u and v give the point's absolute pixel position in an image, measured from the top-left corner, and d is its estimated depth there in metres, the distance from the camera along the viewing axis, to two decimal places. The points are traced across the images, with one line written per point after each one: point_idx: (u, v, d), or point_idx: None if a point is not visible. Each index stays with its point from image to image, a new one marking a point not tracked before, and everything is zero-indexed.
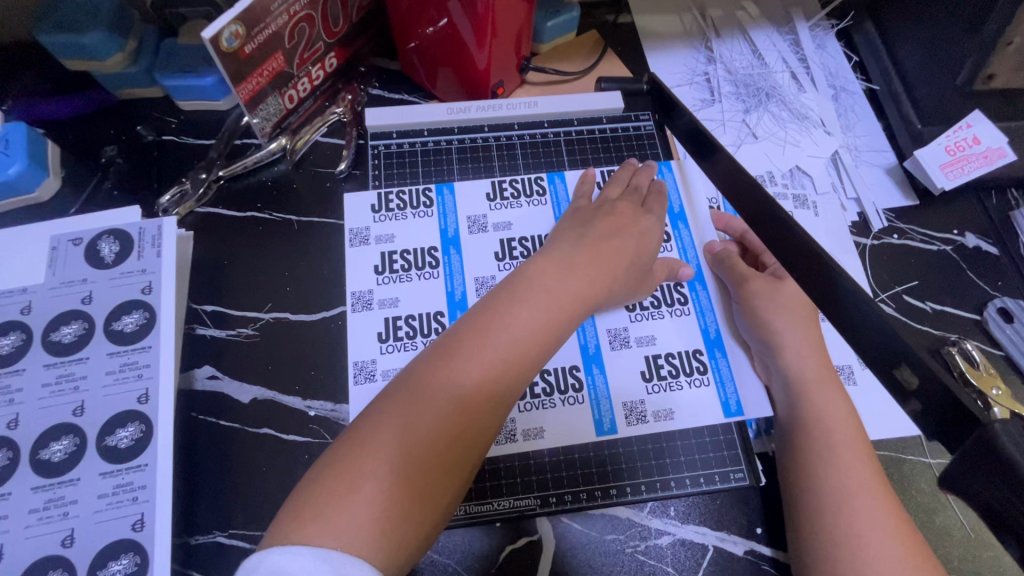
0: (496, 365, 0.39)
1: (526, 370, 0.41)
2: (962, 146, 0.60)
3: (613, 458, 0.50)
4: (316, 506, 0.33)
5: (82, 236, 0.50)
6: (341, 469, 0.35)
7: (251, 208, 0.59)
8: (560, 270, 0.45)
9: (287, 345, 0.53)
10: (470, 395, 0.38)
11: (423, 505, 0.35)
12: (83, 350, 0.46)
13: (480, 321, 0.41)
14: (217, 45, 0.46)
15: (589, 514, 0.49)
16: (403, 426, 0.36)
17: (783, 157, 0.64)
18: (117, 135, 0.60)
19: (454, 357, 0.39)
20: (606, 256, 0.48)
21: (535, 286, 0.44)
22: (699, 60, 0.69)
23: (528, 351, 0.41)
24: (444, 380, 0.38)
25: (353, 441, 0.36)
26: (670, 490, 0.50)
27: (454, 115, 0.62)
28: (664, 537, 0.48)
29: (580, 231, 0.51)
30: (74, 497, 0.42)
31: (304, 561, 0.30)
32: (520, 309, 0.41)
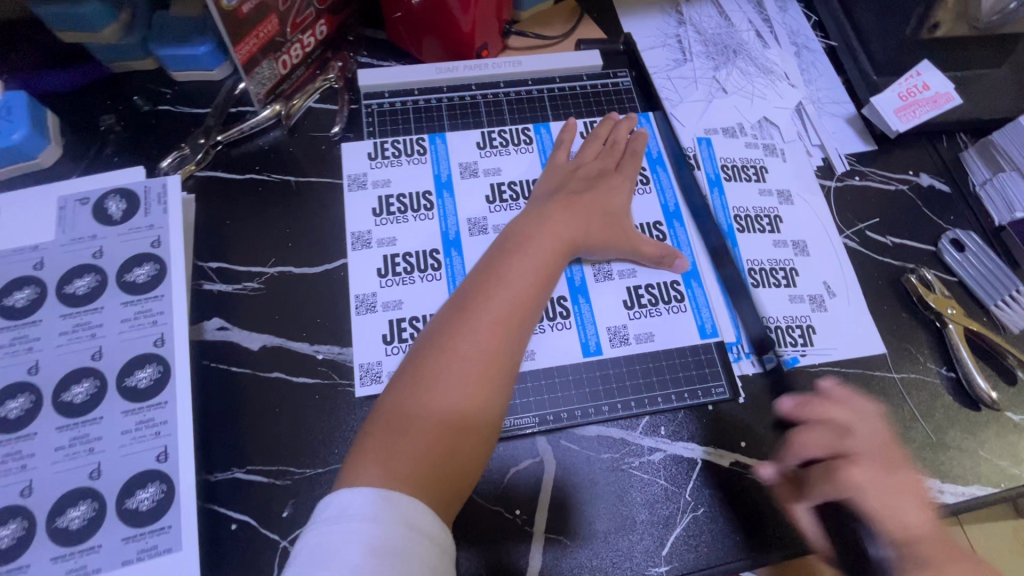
0: (506, 309, 0.45)
1: (527, 316, 0.46)
2: (914, 92, 0.65)
3: (600, 380, 0.54)
4: (374, 455, 0.38)
5: (89, 196, 0.52)
6: (384, 434, 0.39)
7: (249, 170, 0.61)
8: (544, 225, 0.52)
9: (293, 295, 0.56)
10: (491, 339, 0.43)
11: (463, 452, 0.40)
12: (97, 301, 0.48)
13: (484, 278, 0.47)
14: (217, 4, 0.49)
15: (580, 427, 0.53)
16: (438, 374, 0.41)
17: (752, 109, 0.68)
18: (114, 105, 0.62)
19: (467, 311, 0.44)
20: (577, 209, 0.54)
21: (522, 251, 0.49)
22: (670, 23, 0.73)
23: (529, 295, 0.46)
24: (457, 340, 0.43)
25: (390, 409, 0.40)
26: (656, 408, 0.54)
27: (443, 74, 0.65)
28: (652, 448, 0.52)
29: (548, 194, 0.56)
30: (99, 435, 0.44)
31: (367, 501, 0.34)
32: (515, 262, 0.48)
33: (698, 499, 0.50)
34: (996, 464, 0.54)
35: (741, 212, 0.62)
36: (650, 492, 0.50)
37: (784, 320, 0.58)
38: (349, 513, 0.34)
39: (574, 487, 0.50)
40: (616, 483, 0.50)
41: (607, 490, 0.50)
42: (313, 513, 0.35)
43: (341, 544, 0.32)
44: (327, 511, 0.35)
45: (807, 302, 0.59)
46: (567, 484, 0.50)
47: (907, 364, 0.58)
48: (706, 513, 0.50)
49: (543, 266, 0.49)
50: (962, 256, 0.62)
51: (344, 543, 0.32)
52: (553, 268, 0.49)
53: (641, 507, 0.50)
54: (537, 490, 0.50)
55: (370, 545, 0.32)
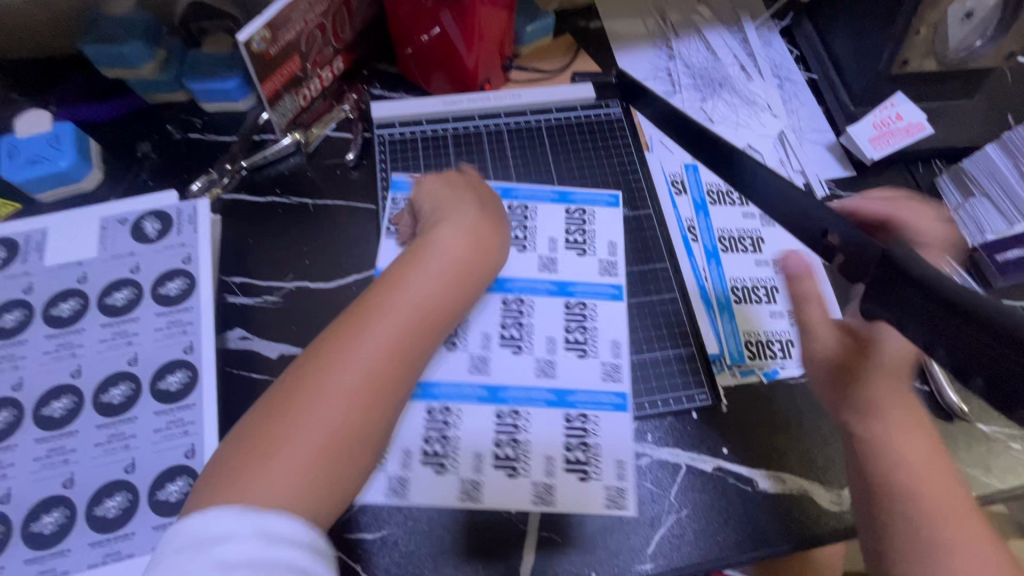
0: (379, 354, 0.43)
1: (400, 366, 0.44)
2: (888, 122, 0.70)
3: (578, 401, 0.57)
4: (237, 477, 0.38)
5: (127, 216, 0.58)
6: (236, 464, 0.39)
7: (271, 193, 0.67)
8: (425, 265, 0.49)
9: (309, 308, 0.61)
10: (366, 379, 0.42)
11: (338, 481, 0.41)
12: (133, 311, 0.53)
13: (352, 319, 0.45)
14: (249, 49, 0.55)
15: (553, 444, 0.55)
16: (342, 402, 0.41)
17: (736, 137, 0.73)
18: (149, 134, 0.68)
19: (331, 353, 0.43)
20: (477, 246, 0.52)
21: (379, 301, 0.46)
22: (661, 57, 0.79)
23: (390, 342, 0.44)
24: (326, 381, 0.41)
25: (258, 434, 0.40)
26: (627, 428, 0.56)
27: (449, 106, 0.70)
28: (630, 465, 0.55)
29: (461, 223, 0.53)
30: (133, 432, 0.49)
31: (215, 524, 0.35)
32: (405, 301, 0.46)
33: (682, 501, 0.54)
34: (968, 472, 0.57)
35: (725, 233, 0.67)
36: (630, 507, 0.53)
37: (766, 334, 0.62)
38: (200, 538, 0.35)
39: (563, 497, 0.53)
40: (598, 498, 0.53)
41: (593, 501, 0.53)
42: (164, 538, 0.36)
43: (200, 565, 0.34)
44: (177, 538, 0.36)
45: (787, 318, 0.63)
46: (548, 499, 0.53)
47: None
48: (689, 514, 0.54)
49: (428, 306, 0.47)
50: None
51: (198, 562, 0.34)
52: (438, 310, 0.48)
53: (629, 508, 0.53)
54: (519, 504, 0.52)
55: (222, 561, 0.34)
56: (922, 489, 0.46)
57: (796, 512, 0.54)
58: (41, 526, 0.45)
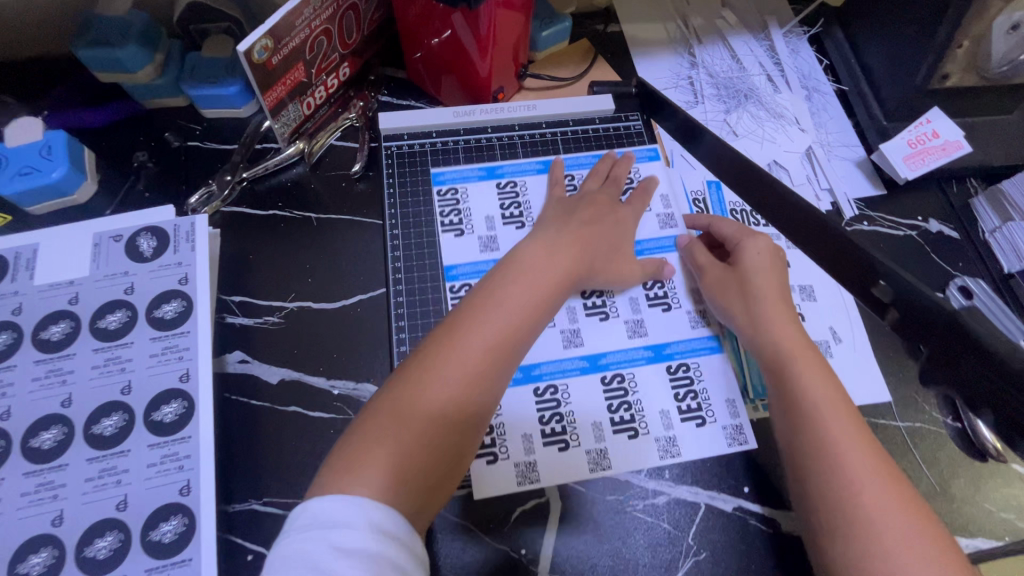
0: (503, 330, 0.46)
1: (519, 344, 0.47)
2: (923, 139, 0.66)
3: (677, 352, 0.59)
4: (360, 451, 0.40)
5: (122, 232, 0.55)
6: (367, 437, 0.40)
7: (273, 206, 0.64)
8: (546, 254, 0.52)
9: (312, 330, 0.58)
10: (489, 353, 0.45)
11: (453, 459, 0.42)
12: (127, 336, 0.51)
13: (479, 299, 0.48)
14: (249, 58, 0.51)
15: (665, 399, 0.57)
16: (460, 374, 0.43)
17: (761, 152, 0.69)
18: (146, 141, 0.65)
19: (461, 330, 0.45)
20: (584, 242, 0.56)
21: (500, 289, 0.48)
22: (683, 64, 0.75)
23: (517, 321, 0.47)
24: (449, 363, 0.44)
25: (392, 403, 0.42)
26: (727, 372, 0.59)
27: (460, 117, 0.67)
28: (719, 406, 0.57)
29: (566, 218, 0.58)
30: (126, 467, 0.46)
31: (341, 509, 0.36)
32: (521, 287, 0.49)
33: (701, 544, 0.51)
34: (1001, 516, 0.55)
35: None
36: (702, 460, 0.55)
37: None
38: (325, 521, 0.35)
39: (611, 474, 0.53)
40: (714, 446, 0.55)
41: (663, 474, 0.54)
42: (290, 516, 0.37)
43: (320, 551, 0.34)
44: (300, 520, 0.36)
45: None
46: (604, 463, 0.54)
47: (912, 413, 0.59)
48: (708, 558, 0.51)
49: (540, 301, 0.49)
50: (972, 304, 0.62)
51: (317, 546, 0.34)
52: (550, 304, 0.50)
53: (645, 550, 0.51)
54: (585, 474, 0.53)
55: (340, 547, 0.34)
56: (827, 414, 0.47)
57: None
58: (28, 568, 0.43)
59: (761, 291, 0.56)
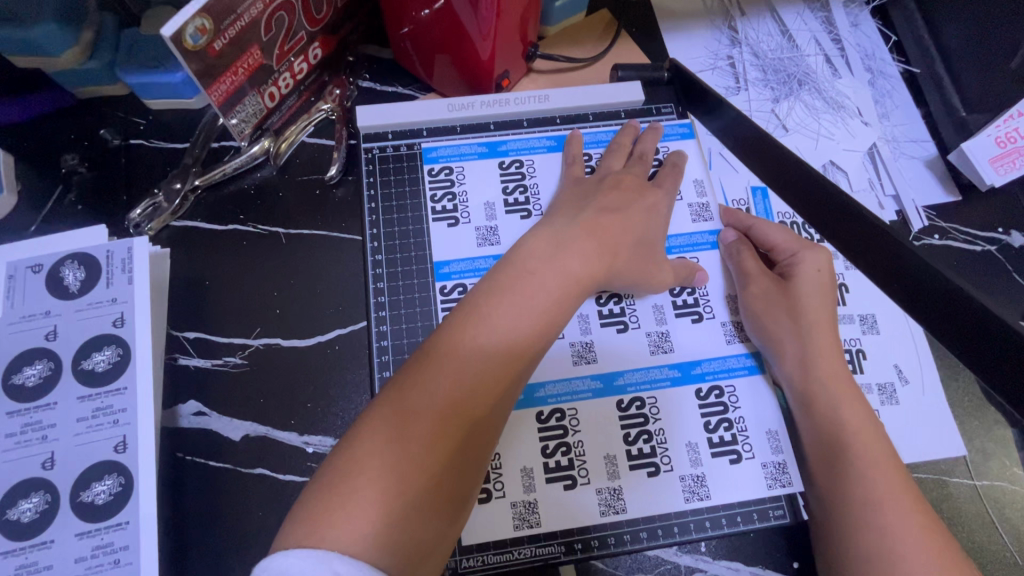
0: (504, 340, 0.37)
1: (525, 356, 0.38)
2: (1013, 137, 0.53)
3: (708, 372, 0.48)
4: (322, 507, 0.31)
5: (43, 262, 0.45)
6: (336, 471, 0.33)
7: (233, 219, 0.53)
8: (556, 242, 0.42)
9: (280, 374, 0.49)
10: (485, 370, 0.36)
11: (439, 500, 0.33)
12: (50, 395, 0.41)
13: (473, 305, 0.38)
14: (180, 44, 0.40)
15: (692, 428, 0.46)
16: (449, 399, 0.35)
17: (816, 151, 0.58)
18: (79, 141, 0.54)
19: (450, 344, 0.37)
20: (608, 231, 0.45)
21: (501, 291, 0.39)
22: (722, 42, 0.62)
23: (522, 328, 0.38)
24: (434, 378, 0.35)
25: (365, 440, 0.34)
26: (769, 396, 0.47)
27: (456, 112, 0.56)
28: (757, 436, 0.46)
29: (579, 205, 0.47)
30: (49, 563, 0.38)
31: (307, 567, 0.28)
32: (524, 286, 0.39)
33: None
34: None
35: None
36: (737, 501, 0.44)
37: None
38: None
39: (631, 537, 0.43)
40: (750, 484, 0.45)
41: (690, 525, 0.44)
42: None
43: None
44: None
45: (875, 393, 0.51)
46: (617, 506, 0.43)
47: (988, 469, 0.50)
48: None
49: (553, 298, 0.39)
50: None
51: None
52: (566, 303, 0.40)
53: None
54: (598, 525, 0.43)
55: None
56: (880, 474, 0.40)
57: None
58: None
59: (808, 301, 0.47)
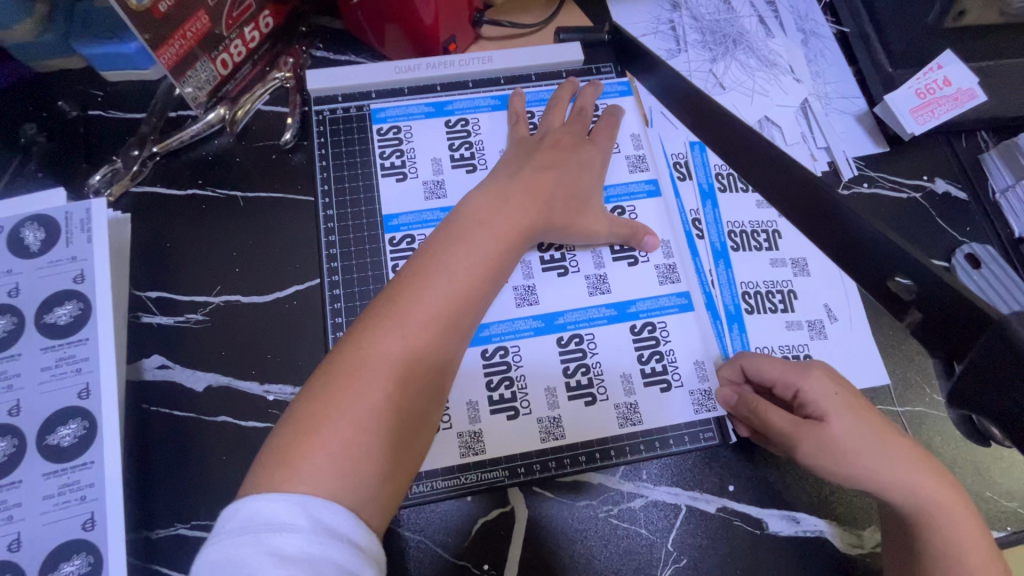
0: (453, 293, 0.40)
1: (472, 308, 0.41)
2: (932, 89, 0.58)
3: (642, 311, 0.52)
4: (286, 456, 0.33)
5: (3, 223, 0.46)
6: (299, 420, 0.34)
7: (191, 184, 0.55)
8: (499, 200, 0.45)
9: (241, 328, 0.51)
10: (437, 321, 0.39)
11: (403, 436, 0.36)
12: (15, 347, 0.43)
13: (423, 262, 0.40)
14: (125, 5, 0.42)
15: (627, 360, 0.50)
16: (405, 348, 0.37)
17: (752, 108, 0.61)
18: (38, 112, 0.56)
19: (403, 298, 0.38)
20: (545, 188, 0.47)
21: (449, 248, 0.41)
22: (664, 6, 0.65)
23: (470, 282, 0.40)
24: (388, 327, 0.37)
25: (326, 391, 0.35)
26: (697, 332, 0.52)
27: (403, 74, 0.58)
28: (686, 366, 0.51)
29: (518, 164, 0.49)
30: (18, 500, 0.40)
31: (280, 508, 0.30)
32: (469, 243, 0.42)
33: (681, 549, 0.47)
34: (1003, 505, 0.51)
35: (735, 227, 0.57)
36: (668, 426, 0.49)
37: (780, 350, 0.53)
38: (260, 522, 0.29)
39: (572, 461, 0.48)
40: (679, 410, 0.50)
41: (625, 449, 0.48)
42: (219, 517, 0.31)
43: (251, 558, 0.28)
44: (233, 522, 0.30)
45: (805, 328, 0.54)
46: (557, 433, 0.48)
47: (913, 396, 0.54)
48: (689, 564, 0.47)
49: (495, 252, 0.42)
50: (979, 273, 0.56)
51: (253, 555, 0.28)
52: (508, 255, 0.43)
53: (620, 559, 0.46)
54: (541, 451, 0.47)
55: (281, 555, 0.28)
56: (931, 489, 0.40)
57: (813, 557, 0.48)
58: None
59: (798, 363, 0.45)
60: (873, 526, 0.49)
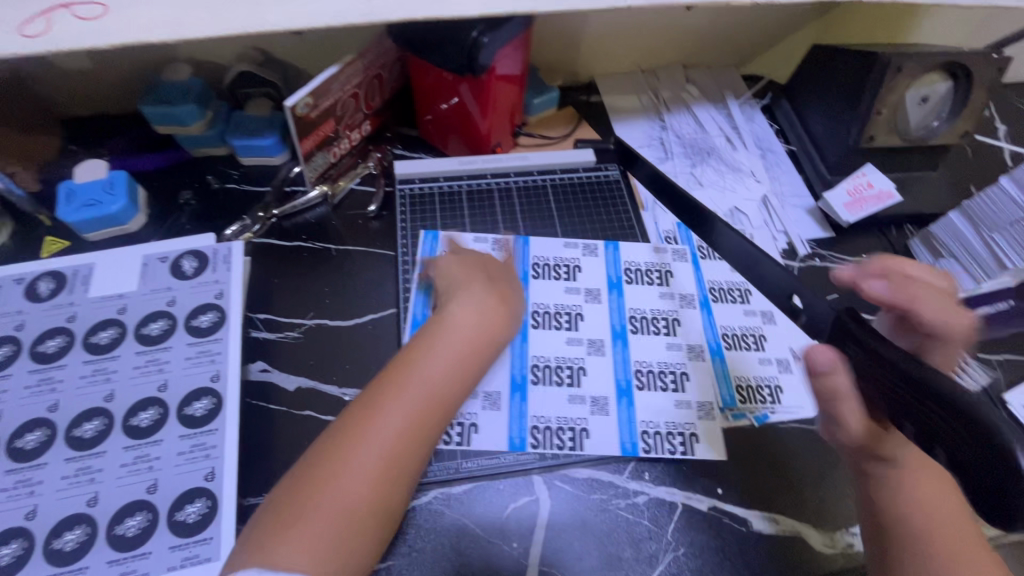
0: (417, 399, 0.52)
1: (433, 411, 0.53)
2: (860, 189, 0.77)
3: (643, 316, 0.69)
4: (281, 529, 0.44)
5: (168, 254, 0.63)
6: (293, 502, 0.46)
7: (297, 239, 0.73)
8: (461, 325, 0.59)
9: (327, 344, 0.65)
10: (403, 424, 0.51)
11: (377, 519, 0.47)
12: (167, 341, 0.58)
13: (393, 376, 0.54)
14: (293, 112, 0.63)
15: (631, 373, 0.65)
16: (376, 446, 0.49)
17: (723, 200, 0.80)
18: (191, 183, 0.75)
19: (375, 404, 0.51)
20: (501, 314, 0.63)
21: (413, 365, 0.55)
22: (655, 128, 0.87)
23: (433, 390, 0.54)
24: (366, 433, 0.49)
25: (312, 478, 0.47)
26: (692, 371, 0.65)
27: (464, 165, 0.78)
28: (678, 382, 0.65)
29: (472, 286, 0.65)
30: (158, 455, 0.52)
31: None
32: (431, 362, 0.55)
33: (679, 540, 0.56)
34: None
35: (715, 285, 0.72)
36: (665, 428, 0.61)
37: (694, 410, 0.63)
38: None
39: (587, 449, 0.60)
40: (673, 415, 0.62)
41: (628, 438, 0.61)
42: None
43: None
44: None
45: (774, 363, 0.67)
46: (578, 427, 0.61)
47: None
48: (686, 553, 0.55)
49: (450, 368, 0.56)
50: None
51: None
52: (464, 370, 0.57)
53: (627, 543, 0.55)
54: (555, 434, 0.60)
55: None
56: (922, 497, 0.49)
57: (794, 553, 0.56)
58: (62, 543, 0.47)
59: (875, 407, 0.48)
60: (841, 529, 0.57)
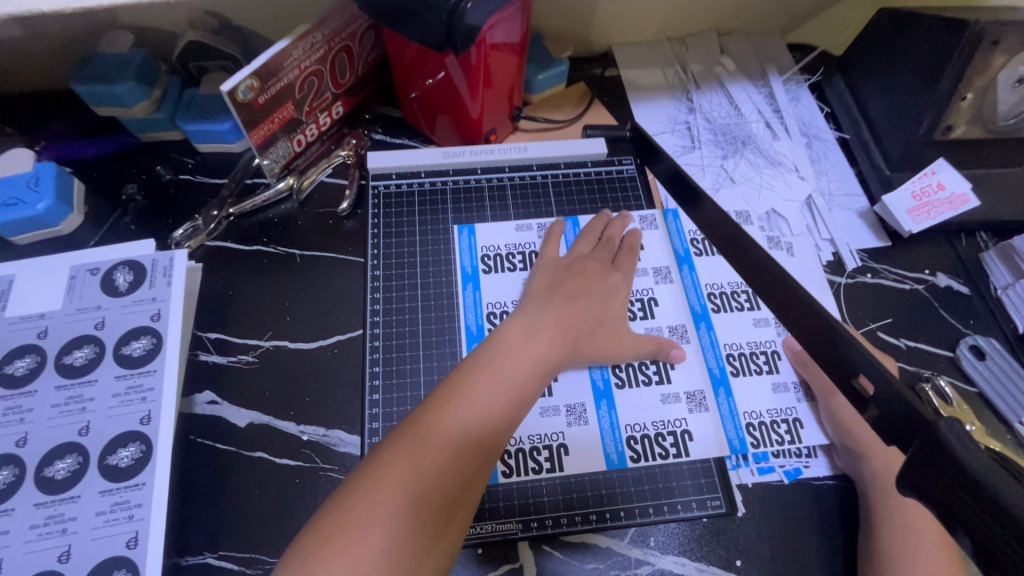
0: (487, 411, 0.43)
1: (501, 427, 0.43)
2: (927, 192, 0.63)
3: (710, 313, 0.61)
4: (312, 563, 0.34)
5: (99, 266, 0.54)
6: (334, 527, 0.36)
7: (256, 241, 0.63)
8: (527, 332, 0.50)
9: (285, 371, 0.56)
10: (467, 436, 0.41)
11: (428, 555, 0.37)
12: (92, 373, 0.49)
13: (456, 382, 0.45)
14: (233, 97, 0.52)
15: (645, 417, 0.55)
16: (434, 460, 0.39)
17: (759, 200, 0.68)
18: (138, 174, 0.66)
19: (440, 410, 0.42)
20: (573, 322, 0.53)
21: (483, 372, 0.46)
22: (681, 109, 0.74)
23: (503, 403, 0.44)
24: (426, 441, 0.40)
25: (360, 491, 0.38)
26: (712, 417, 0.55)
27: (449, 158, 0.67)
28: (691, 431, 0.55)
29: (552, 292, 0.56)
30: (73, 515, 0.44)
31: None
32: (497, 369, 0.46)
33: None
34: None
35: (714, 290, 0.62)
36: (676, 491, 0.52)
37: (768, 417, 0.56)
38: None
39: (580, 518, 0.51)
40: (683, 474, 0.53)
41: (635, 510, 0.51)
42: None
43: None
44: None
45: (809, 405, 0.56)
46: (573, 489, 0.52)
47: None
48: None
49: (524, 380, 0.47)
50: (984, 365, 0.58)
51: None
52: (535, 383, 0.47)
53: None
54: (554, 505, 0.51)
55: None
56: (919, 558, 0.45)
57: None
58: None
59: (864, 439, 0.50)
60: None
